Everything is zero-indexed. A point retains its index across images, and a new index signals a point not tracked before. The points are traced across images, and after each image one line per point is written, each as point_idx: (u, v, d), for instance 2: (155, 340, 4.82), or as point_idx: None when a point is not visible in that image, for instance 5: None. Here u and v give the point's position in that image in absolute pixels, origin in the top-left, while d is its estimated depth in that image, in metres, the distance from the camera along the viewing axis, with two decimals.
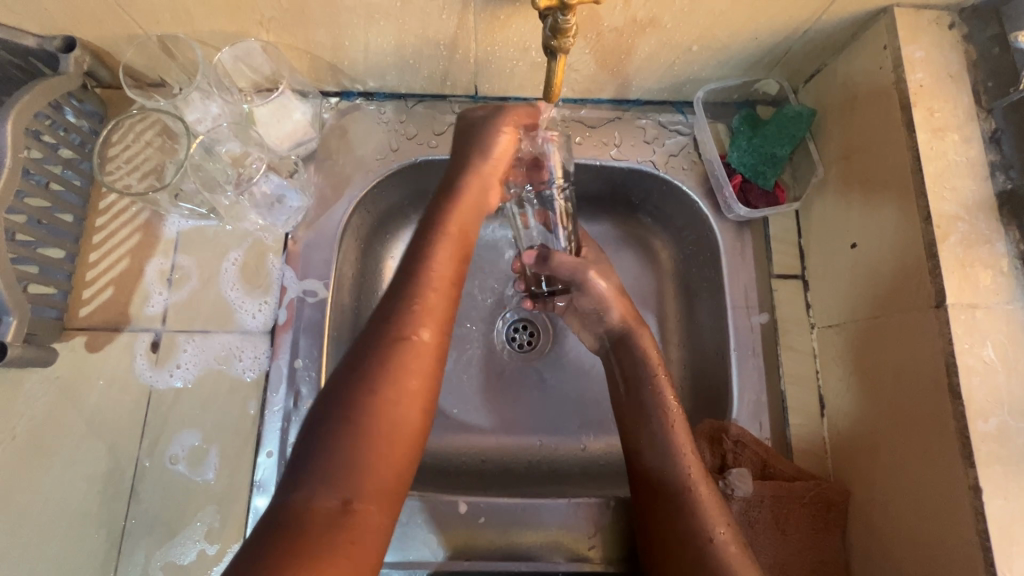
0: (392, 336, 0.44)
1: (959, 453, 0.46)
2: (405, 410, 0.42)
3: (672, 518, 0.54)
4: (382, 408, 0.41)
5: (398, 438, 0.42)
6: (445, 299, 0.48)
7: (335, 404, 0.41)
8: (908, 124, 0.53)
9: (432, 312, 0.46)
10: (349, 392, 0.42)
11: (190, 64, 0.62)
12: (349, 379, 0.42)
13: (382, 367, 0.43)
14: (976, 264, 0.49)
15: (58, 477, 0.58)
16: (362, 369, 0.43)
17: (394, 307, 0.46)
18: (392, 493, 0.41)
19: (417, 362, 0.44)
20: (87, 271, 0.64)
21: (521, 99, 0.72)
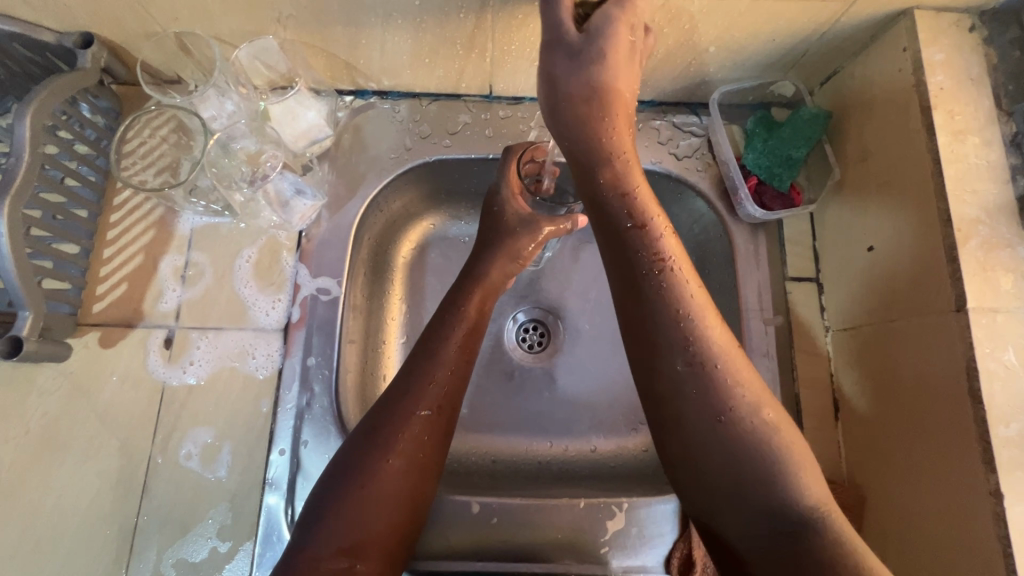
0: (409, 412, 0.54)
1: (980, 458, 0.46)
2: (406, 469, 0.52)
3: (687, 402, 0.49)
4: (392, 476, 0.51)
5: (404, 501, 0.52)
6: (435, 411, 0.54)
7: (346, 466, 0.51)
8: (928, 126, 0.53)
9: (442, 389, 0.56)
10: (369, 457, 0.51)
11: (206, 61, 0.62)
12: (371, 447, 0.52)
13: (398, 441, 0.52)
14: (997, 268, 0.49)
15: (70, 473, 0.58)
16: (383, 442, 0.52)
17: (413, 384, 0.55)
18: (387, 546, 0.50)
19: (426, 437, 0.54)
20: (101, 266, 0.64)
21: (534, 99, 0.72)
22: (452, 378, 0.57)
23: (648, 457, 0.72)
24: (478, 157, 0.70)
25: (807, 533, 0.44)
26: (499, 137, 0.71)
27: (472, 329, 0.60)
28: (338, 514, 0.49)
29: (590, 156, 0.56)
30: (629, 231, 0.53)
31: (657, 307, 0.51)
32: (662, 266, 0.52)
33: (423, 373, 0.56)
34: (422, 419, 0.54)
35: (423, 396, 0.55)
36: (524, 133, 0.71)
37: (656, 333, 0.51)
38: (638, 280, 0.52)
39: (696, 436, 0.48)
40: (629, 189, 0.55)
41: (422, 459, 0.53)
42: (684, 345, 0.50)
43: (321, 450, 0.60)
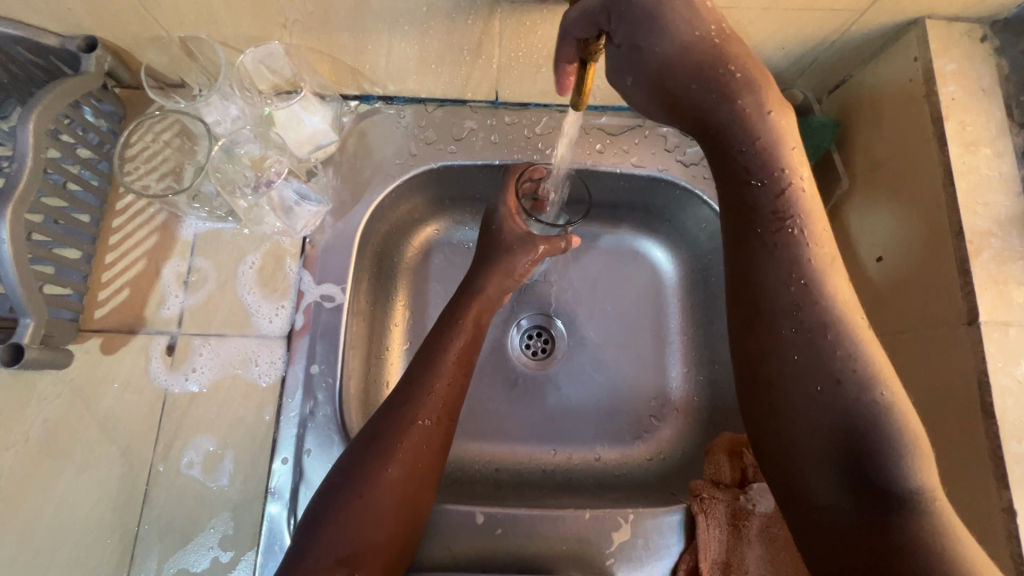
0: (409, 421, 0.54)
1: (992, 473, 0.45)
2: (404, 479, 0.52)
3: (790, 359, 0.43)
4: (391, 485, 0.51)
5: (402, 511, 0.51)
6: (433, 420, 0.55)
7: (344, 476, 0.51)
8: (939, 137, 0.52)
9: (442, 399, 0.56)
10: (368, 466, 0.51)
11: (211, 65, 0.62)
12: (371, 456, 0.52)
13: (398, 450, 0.52)
14: (1009, 281, 0.48)
15: (70, 481, 0.58)
16: (382, 451, 0.52)
17: (413, 394, 0.55)
18: (385, 557, 0.50)
19: (426, 447, 0.54)
20: (103, 272, 0.63)
21: (541, 105, 0.71)
22: (451, 389, 0.57)
23: (653, 466, 0.72)
24: (483, 164, 0.70)
25: (900, 515, 0.39)
26: (505, 143, 0.70)
27: (469, 342, 0.60)
28: (336, 523, 0.48)
29: (718, 104, 0.48)
30: (756, 187, 0.47)
31: (776, 263, 0.45)
32: (789, 223, 0.46)
33: (423, 383, 0.56)
34: (422, 428, 0.54)
35: (423, 406, 0.55)
36: (530, 139, 0.71)
37: (767, 288, 0.45)
38: (757, 237, 0.46)
39: (786, 397, 0.43)
40: (758, 136, 0.47)
41: (421, 468, 0.53)
42: (794, 304, 0.44)
43: (324, 458, 0.60)
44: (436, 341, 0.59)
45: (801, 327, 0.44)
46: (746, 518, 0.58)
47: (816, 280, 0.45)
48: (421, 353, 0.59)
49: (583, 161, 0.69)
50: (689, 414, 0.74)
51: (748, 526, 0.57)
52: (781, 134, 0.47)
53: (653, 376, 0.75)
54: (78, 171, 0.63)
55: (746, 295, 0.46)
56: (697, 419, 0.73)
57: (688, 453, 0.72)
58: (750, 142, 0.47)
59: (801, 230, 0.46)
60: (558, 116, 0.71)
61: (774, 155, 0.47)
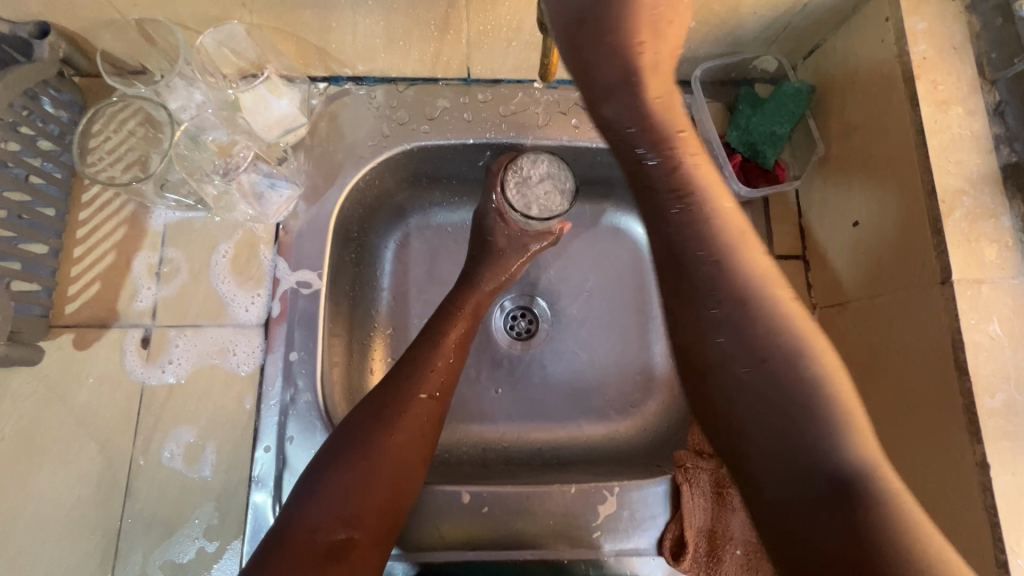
0: (411, 394, 0.55)
1: (966, 429, 0.46)
2: (406, 446, 0.52)
3: (699, 313, 0.47)
4: (394, 452, 0.51)
5: (401, 479, 0.51)
6: (434, 397, 0.56)
7: (342, 445, 0.51)
8: (911, 97, 0.52)
9: (443, 376, 0.58)
10: (371, 432, 0.52)
11: (171, 50, 0.60)
12: (374, 424, 0.52)
13: (402, 418, 0.53)
14: (982, 239, 0.48)
15: (49, 479, 0.57)
16: (384, 419, 0.53)
17: (416, 368, 0.57)
18: (384, 522, 0.50)
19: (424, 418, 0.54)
20: (72, 266, 0.62)
21: (513, 81, 0.70)
22: (449, 363, 0.59)
23: (640, 440, 0.72)
24: (458, 142, 0.69)
25: (846, 512, 0.39)
26: (478, 122, 0.69)
27: (466, 327, 0.63)
28: (338, 481, 0.49)
29: (623, 92, 0.50)
30: (653, 167, 0.49)
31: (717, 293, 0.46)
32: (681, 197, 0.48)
33: (425, 359, 0.58)
34: (424, 402, 0.55)
35: (424, 381, 0.56)
36: (505, 117, 0.70)
37: (678, 245, 0.48)
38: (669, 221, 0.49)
39: (699, 351, 0.47)
40: (620, 80, 0.50)
41: (420, 440, 0.53)
42: (707, 258, 0.47)
43: (307, 445, 0.59)
44: (434, 324, 0.61)
45: (707, 251, 0.47)
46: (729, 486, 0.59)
47: (730, 221, 0.48)
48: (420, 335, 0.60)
49: (559, 137, 0.70)
50: (673, 387, 0.74)
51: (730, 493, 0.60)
52: (671, 113, 0.50)
53: (637, 353, 0.75)
54: (40, 163, 0.61)
55: (676, 306, 0.49)
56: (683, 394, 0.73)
57: (675, 424, 0.72)
58: (635, 92, 0.50)
59: (704, 204, 0.48)
60: (532, 91, 0.70)
61: (648, 105, 0.50)
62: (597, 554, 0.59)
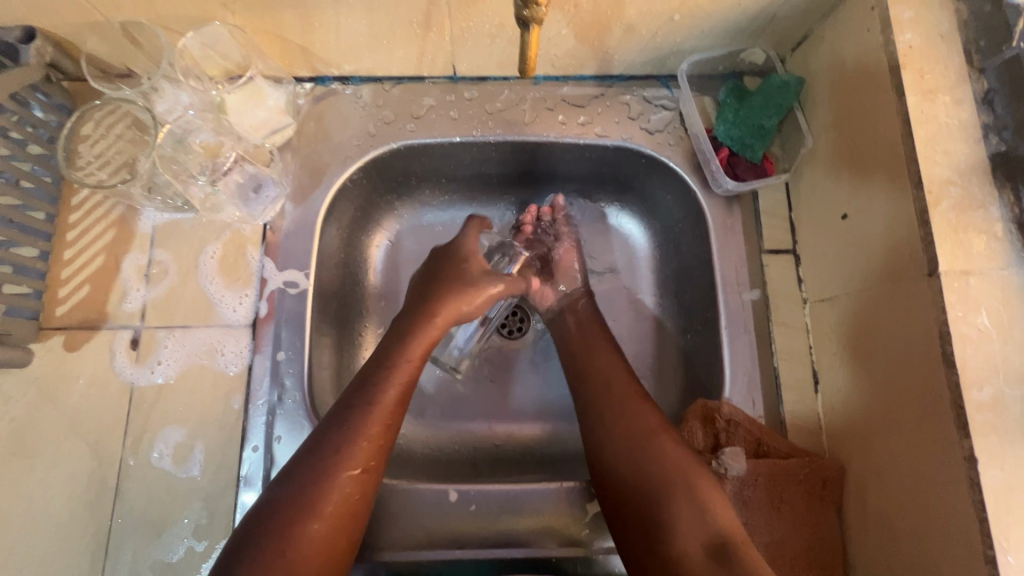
0: (336, 471, 0.51)
1: (954, 423, 0.45)
2: (328, 529, 0.50)
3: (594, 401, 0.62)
4: (314, 537, 0.49)
5: (322, 564, 0.49)
6: (364, 471, 0.53)
7: (256, 538, 0.47)
8: (897, 88, 0.51)
9: (373, 444, 0.54)
10: (289, 520, 0.48)
11: (156, 52, 0.62)
12: (294, 511, 0.49)
13: (326, 502, 0.50)
14: (970, 230, 0.48)
15: (40, 479, 0.58)
16: (306, 501, 0.50)
17: (343, 442, 0.53)
18: None
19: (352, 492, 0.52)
20: (62, 268, 0.63)
21: (500, 78, 0.70)
22: (383, 429, 0.55)
23: None
24: (444, 140, 0.69)
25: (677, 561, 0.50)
26: (465, 119, 0.69)
27: (406, 384, 0.59)
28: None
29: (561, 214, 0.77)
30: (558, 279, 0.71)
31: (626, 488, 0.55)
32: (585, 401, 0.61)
33: (355, 430, 0.54)
34: (352, 479, 0.52)
35: (351, 455, 0.53)
36: (492, 114, 0.69)
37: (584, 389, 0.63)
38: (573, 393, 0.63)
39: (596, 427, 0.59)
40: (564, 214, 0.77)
41: (345, 517, 0.51)
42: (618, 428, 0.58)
43: (295, 444, 0.60)
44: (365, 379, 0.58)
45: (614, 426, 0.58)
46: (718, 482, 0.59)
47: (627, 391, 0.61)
48: (347, 394, 0.57)
49: (546, 134, 0.69)
50: (665, 384, 0.73)
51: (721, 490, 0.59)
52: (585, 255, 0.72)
53: (628, 349, 0.75)
54: (30, 167, 0.62)
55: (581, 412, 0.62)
56: (675, 390, 0.72)
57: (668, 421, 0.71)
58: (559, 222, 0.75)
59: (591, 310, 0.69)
60: (519, 88, 0.70)
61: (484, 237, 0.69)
62: (586, 552, 0.59)
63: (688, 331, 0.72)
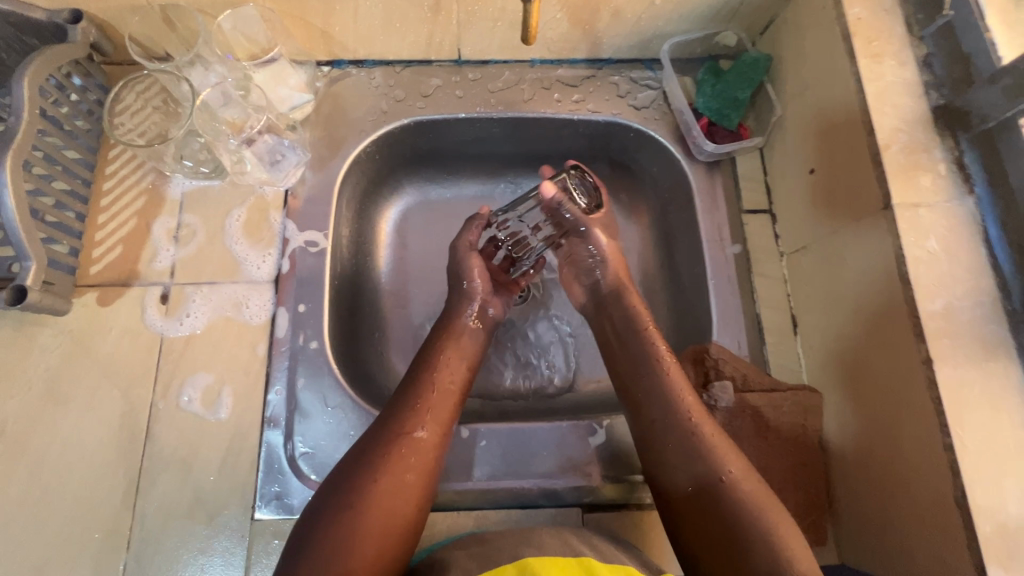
0: (399, 433, 0.55)
1: (912, 330, 0.51)
2: (393, 485, 0.52)
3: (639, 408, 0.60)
4: (382, 496, 0.51)
5: (394, 521, 0.51)
6: (428, 431, 0.56)
7: (329, 496, 0.51)
8: (849, 53, 0.59)
9: (432, 412, 0.58)
10: (357, 477, 0.52)
11: (189, 35, 0.68)
12: (360, 469, 0.52)
13: (387, 462, 0.53)
14: (917, 169, 0.55)
15: (73, 423, 0.61)
16: (370, 464, 0.52)
17: (403, 407, 0.57)
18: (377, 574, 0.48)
19: (417, 458, 0.54)
20: (96, 231, 0.67)
21: (501, 62, 0.77)
22: (445, 390, 0.60)
23: None
24: (450, 117, 0.76)
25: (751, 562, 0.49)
26: (469, 98, 0.76)
27: (459, 358, 0.64)
28: (326, 538, 0.48)
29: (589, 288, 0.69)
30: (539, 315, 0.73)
31: (690, 467, 0.54)
32: (669, 393, 0.59)
33: (412, 397, 0.58)
34: (416, 440, 0.55)
35: (412, 419, 0.56)
36: (492, 94, 0.76)
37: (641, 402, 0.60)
38: (641, 381, 0.61)
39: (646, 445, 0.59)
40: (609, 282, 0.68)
41: (409, 483, 0.53)
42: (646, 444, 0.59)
43: (316, 387, 0.64)
44: (421, 357, 0.63)
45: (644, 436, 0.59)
46: (710, 413, 0.64)
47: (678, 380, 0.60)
48: (409, 371, 0.62)
49: (543, 110, 0.76)
50: None
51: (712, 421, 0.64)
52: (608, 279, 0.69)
53: None
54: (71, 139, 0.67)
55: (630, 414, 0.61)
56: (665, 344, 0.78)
57: None
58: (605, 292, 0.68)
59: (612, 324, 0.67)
60: (519, 70, 0.77)
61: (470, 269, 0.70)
62: (588, 482, 0.63)
63: (677, 291, 0.78)
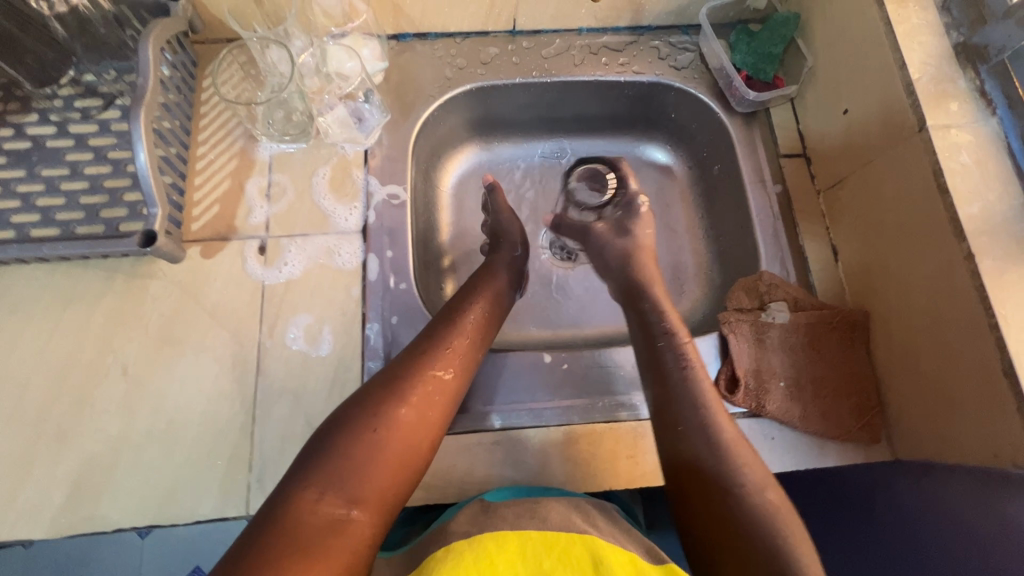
0: (425, 371, 0.59)
1: (953, 233, 0.58)
2: (415, 417, 0.55)
3: (660, 368, 0.62)
4: (403, 426, 0.54)
5: (408, 453, 0.54)
6: (451, 376, 0.60)
7: (351, 416, 0.54)
8: (878, 1, 0.67)
9: (458, 358, 0.62)
10: (383, 403, 0.55)
11: (274, 10, 0.74)
12: (387, 397, 0.55)
13: (412, 395, 0.56)
14: (946, 96, 0.62)
15: (189, 362, 0.66)
16: (397, 393, 0.56)
17: (431, 349, 0.61)
18: (384, 498, 0.51)
19: (440, 397, 0.58)
20: (195, 191, 0.73)
21: (551, 31, 0.84)
22: (469, 342, 0.64)
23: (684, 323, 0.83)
24: (507, 82, 0.82)
25: (739, 515, 0.50)
26: (525, 64, 0.83)
27: (481, 316, 0.67)
28: (346, 454, 0.51)
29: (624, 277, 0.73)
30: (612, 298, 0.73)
31: (695, 427, 0.57)
32: (684, 365, 0.61)
33: (440, 340, 0.62)
34: (437, 380, 0.59)
35: (439, 360, 0.60)
36: (544, 60, 0.83)
37: (661, 365, 0.62)
38: (659, 352, 0.63)
39: (661, 399, 0.60)
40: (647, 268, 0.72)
41: (431, 418, 0.57)
42: (659, 398, 0.60)
43: (408, 323, 0.70)
44: (447, 309, 0.67)
45: (660, 392, 0.60)
46: (768, 331, 0.71)
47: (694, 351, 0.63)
48: (435, 318, 0.66)
49: (593, 73, 0.83)
50: (705, 279, 0.86)
51: (770, 338, 0.71)
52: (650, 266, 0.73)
53: (669, 255, 0.88)
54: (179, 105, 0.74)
55: (650, 368, 0.63)
56: (713, 282, 0.85)
57: (711, 308, 0.83)
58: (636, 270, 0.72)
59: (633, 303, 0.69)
60: (568, 38, 0.84)
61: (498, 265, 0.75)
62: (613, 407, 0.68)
63: (722, 234, 0.85)
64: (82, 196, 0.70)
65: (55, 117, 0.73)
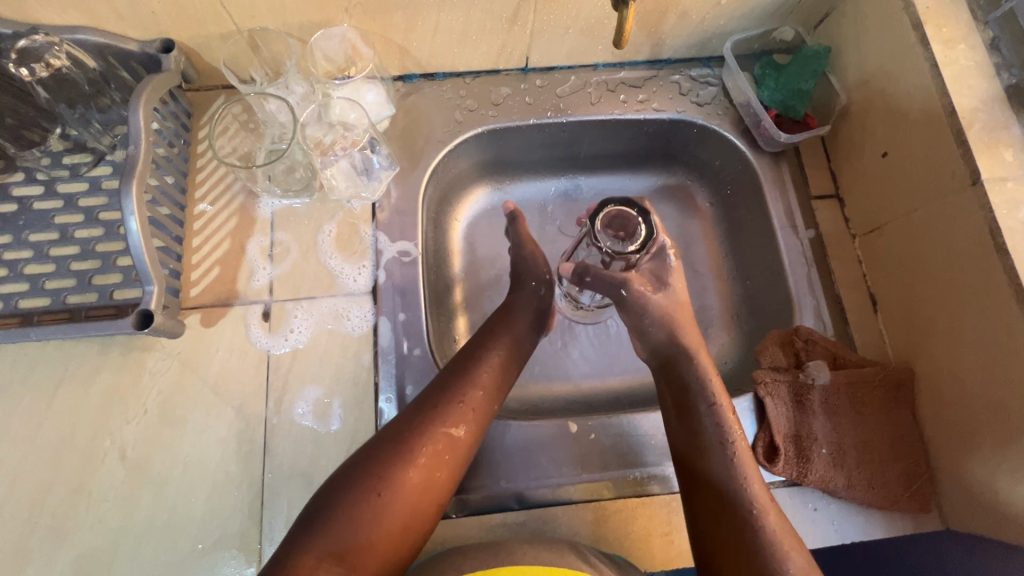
0: (435, 426, 0.55)
1: (1015, 300, 0.54)
2: (421, 478, 0.52)
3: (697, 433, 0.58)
4: (408, 488, 0.52)
5: (413, 516, 0.51)
6: (463, 431, 0.56)
7: (356, 474, 0.51)
8: (922, 40, 0.62)
9: (473, 411, 0.58)
10: (389, 463, 0.52)
11: (273, 58, 0.70)
12: (393, 456, 0.52)
13: (419, 454, 0.53)
14: (1000, 146, 0.57)
15: (191, 443, 0.62)
16: (404, 452, 0.53)
17: (444, 401, 0.57)
18: (385, 560, 0.50)
19: (450, 454, 0.55)
20: (193, 254, 0.68)
21: (565, 68, 0.80)
22: (486, 393, 0.59)
23: None
24: (520, 123, 0.77)
25: None
26: (539, 103, 0.78)
27: (501, 363, 0.62)
28: (346, 517, 0.49)
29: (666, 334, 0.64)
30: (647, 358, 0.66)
31: (729, 500, 0.54)
32: (725, 444, 0.57)
33: (454, 390, 0.58)
34: (449, 436, 0.55)
35: (451, 414, 0.56)
36: (559, 99, 0.78)
37: (696, 429, 0.58)
38: (697, 423, 0.58)
39: (694, 464, 0.57)
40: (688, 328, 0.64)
41: (439, 477, 0.54)
42: (693, 463, 0.57)
43: None
44: (463, 353, 0.63)
45: (693, 457, 0.57)
46: (807, 393, 0.67)
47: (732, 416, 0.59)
48: (452, 363, 0.62)
49: (611, 112, 0.79)
50: (733, 327, 0.81)
51: (811, 399, 0.66)
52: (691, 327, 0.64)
53: (693, 300, 0.83)
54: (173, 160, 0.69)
55: (683, 431, 0.59)
56: (741, 329, 0.80)
57: (742, 358, 0.78)
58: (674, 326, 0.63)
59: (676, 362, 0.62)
60: (583, 75, 0.80)
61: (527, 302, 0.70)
62: (631, 479, 0.64)
63: (750, 279, 0.80)
64: (72, 262, 0.65)
65: (42, 176, 0.68)
